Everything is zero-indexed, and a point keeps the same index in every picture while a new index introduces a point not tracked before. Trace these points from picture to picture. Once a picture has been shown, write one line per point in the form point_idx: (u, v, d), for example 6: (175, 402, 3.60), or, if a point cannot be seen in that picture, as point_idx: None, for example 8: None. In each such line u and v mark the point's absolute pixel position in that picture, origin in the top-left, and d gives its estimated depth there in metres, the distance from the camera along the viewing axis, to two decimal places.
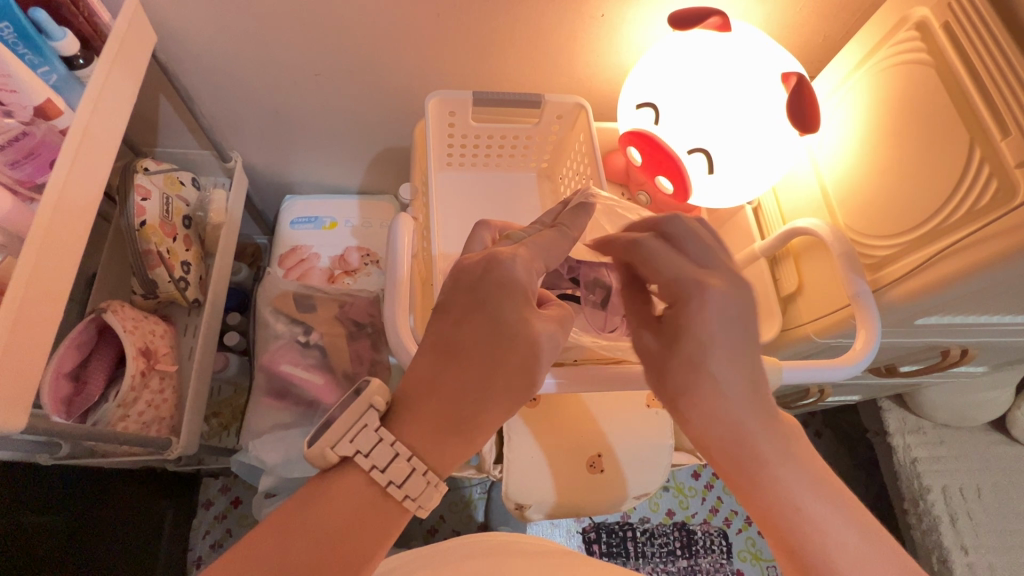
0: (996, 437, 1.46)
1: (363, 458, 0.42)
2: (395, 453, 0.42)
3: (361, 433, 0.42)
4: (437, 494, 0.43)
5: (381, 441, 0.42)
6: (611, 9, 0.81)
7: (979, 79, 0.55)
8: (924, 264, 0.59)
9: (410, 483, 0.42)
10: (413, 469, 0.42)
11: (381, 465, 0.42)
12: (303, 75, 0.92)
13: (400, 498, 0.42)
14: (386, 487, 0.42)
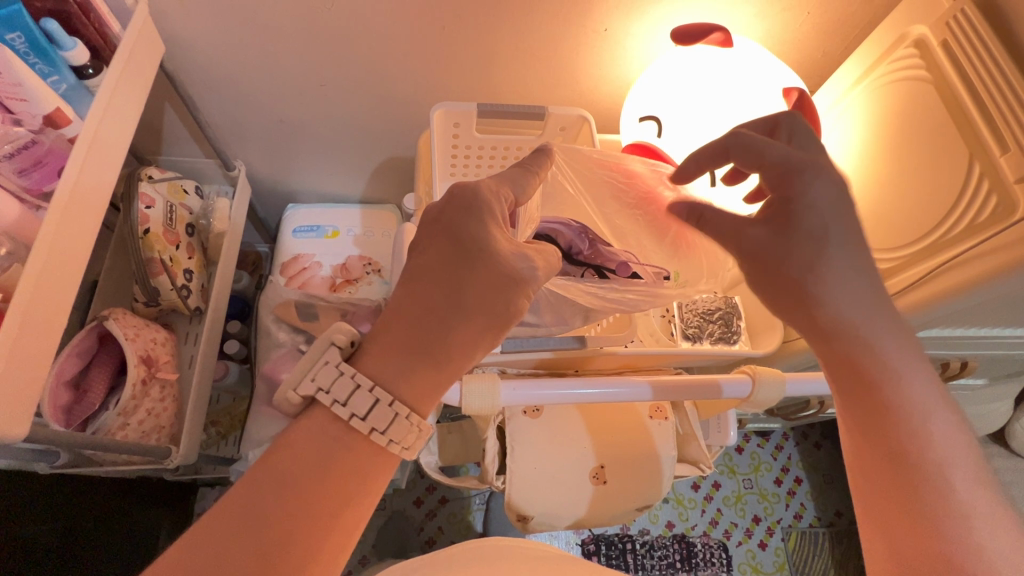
0: (995, 450, 1.46)
1: (325, 395, 0.39)
2: (357, 385, 0.40)
3: (322, 371, 0.40)
4: (409, 428, 0.40)
5: (342, 375, 0.40)
6: (614, 24, 0.83)
7: (978, 95, 0.56)
8: (926, 277, 0.60)
9: (375, 416, 0.39)
10: (377, 401, 0.39)
11: (342, 400, 0.39)
12: (309, 85, 0.93)
13: (366, 431, 0.39)
14: (351, 423, 0.39)
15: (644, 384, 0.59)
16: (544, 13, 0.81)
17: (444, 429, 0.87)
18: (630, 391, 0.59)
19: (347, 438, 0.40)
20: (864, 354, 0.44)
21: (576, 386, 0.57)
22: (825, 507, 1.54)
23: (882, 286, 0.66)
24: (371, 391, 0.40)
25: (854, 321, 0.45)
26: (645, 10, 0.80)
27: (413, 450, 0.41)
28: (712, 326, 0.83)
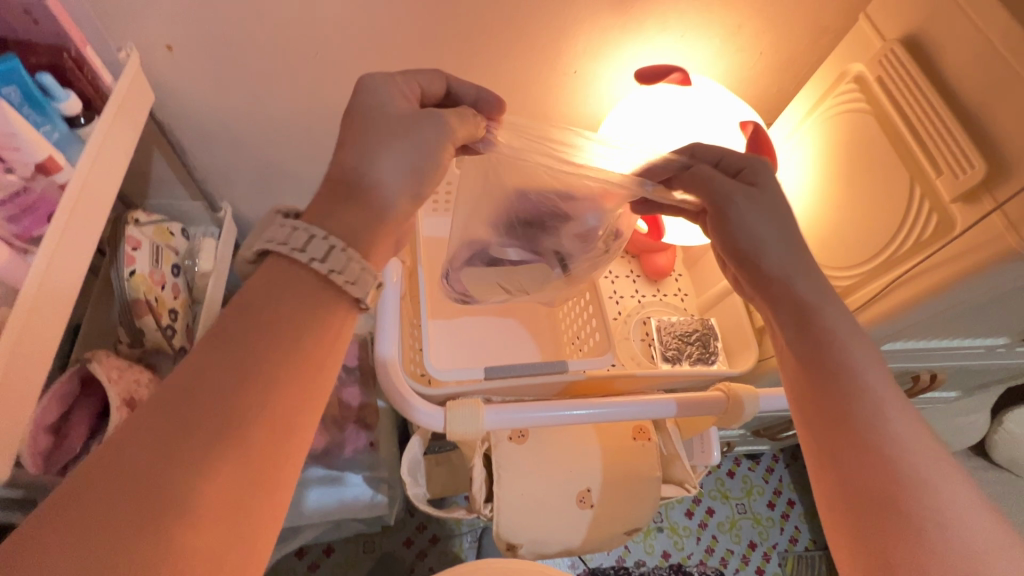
0: (978, 463, 1.49)
1: (280, 245, 0.42)
2: (310, 234, 0.42)
3: (278, 227, 0.43)
4: (361, 264, 0.43)
5: (293, 227, 0.42)
6: (582, 66, 0.88)
7: (912, 124, 0.61)
8: (884, 291, 0.63)
9: (333, 258, 0.42)
10: (332, 246, 0.42)
11: (299, 247, 0.42)
12: (294, 128, 0.97)
13: (326, 273, 0.42)
14: (311, 266, 0.42)
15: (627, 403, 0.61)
16: (516, 58, 0.87)
17: (433, 460, 0.88)
18: (616, 411, 0.61)
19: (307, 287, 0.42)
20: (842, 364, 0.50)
21: (559, 408, 0.59)
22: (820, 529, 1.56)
23: (845, 302, 0.69)
24: (324, 237, 0.42)
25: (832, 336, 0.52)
26: (609, 54, 0.87)
27: (364, 291, 0.44)
28: (690, 347, 0.86)
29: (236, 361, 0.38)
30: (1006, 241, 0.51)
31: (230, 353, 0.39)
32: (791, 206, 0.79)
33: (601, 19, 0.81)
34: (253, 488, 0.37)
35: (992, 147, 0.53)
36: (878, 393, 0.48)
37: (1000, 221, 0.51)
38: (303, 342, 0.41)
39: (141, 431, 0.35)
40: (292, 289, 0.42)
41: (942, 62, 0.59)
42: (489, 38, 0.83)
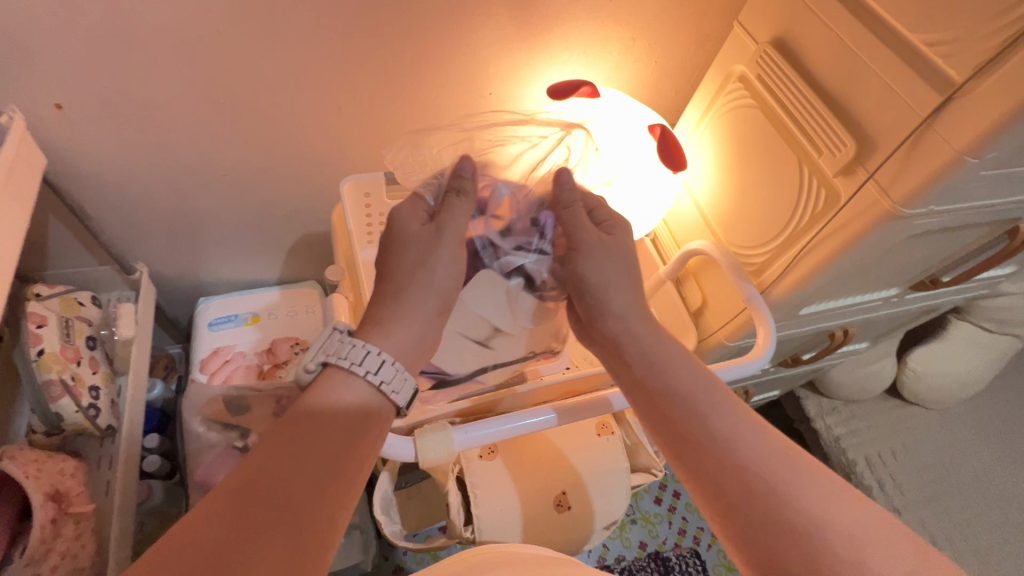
0: (894, 402, 1.66)
1: (343, 360, 0.52)
2: (367, 351, 0.53)
3: (338, 343, 0.53)
4: (407, 381, 0.54)
5: (353, 346, 0.53)
6: (497, 88, 0.92)
7: (790, 113, 0.69)
8: (797, 259, 0.71)
9: (384, 371, 0.52)
10: (385, 361, 0.53)
11: (357, 361, 0.52)
12: (209, 176, 0.93)
13: (378, 383, 0.52)
14: (365, 378, 0.52)
15: (585, 402, 0.63)
16: (431, 85, 0.89)
17: (404, 494, 0.85)
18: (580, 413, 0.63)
19: (364, 394, 0.52)
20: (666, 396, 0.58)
21: (519, 417, 0.60)
22: None
23: (764, 275, 0.77)
24: (381, 353, 0.53)
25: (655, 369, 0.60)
26: (520, 75, 0.91)
27: (405, 399, 0.54)
28: None
29: (311, 450, 0.47)
30: (881, 205, 0.59)
31: (271, 442, 0.46)
32: (704, 195, 0.87)
33: (508, 43, 0.86)
34: (305, 547, 0.42)
35: (857, 126, 0.62)
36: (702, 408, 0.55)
37: (873, 190, 0.60)
38: (351, 430, 0.50)
39: (211, 511, 0.42)
40: (352, 394, 0.52)
41: (804, 59, 0.68)
42: (402, 69, 0.85)
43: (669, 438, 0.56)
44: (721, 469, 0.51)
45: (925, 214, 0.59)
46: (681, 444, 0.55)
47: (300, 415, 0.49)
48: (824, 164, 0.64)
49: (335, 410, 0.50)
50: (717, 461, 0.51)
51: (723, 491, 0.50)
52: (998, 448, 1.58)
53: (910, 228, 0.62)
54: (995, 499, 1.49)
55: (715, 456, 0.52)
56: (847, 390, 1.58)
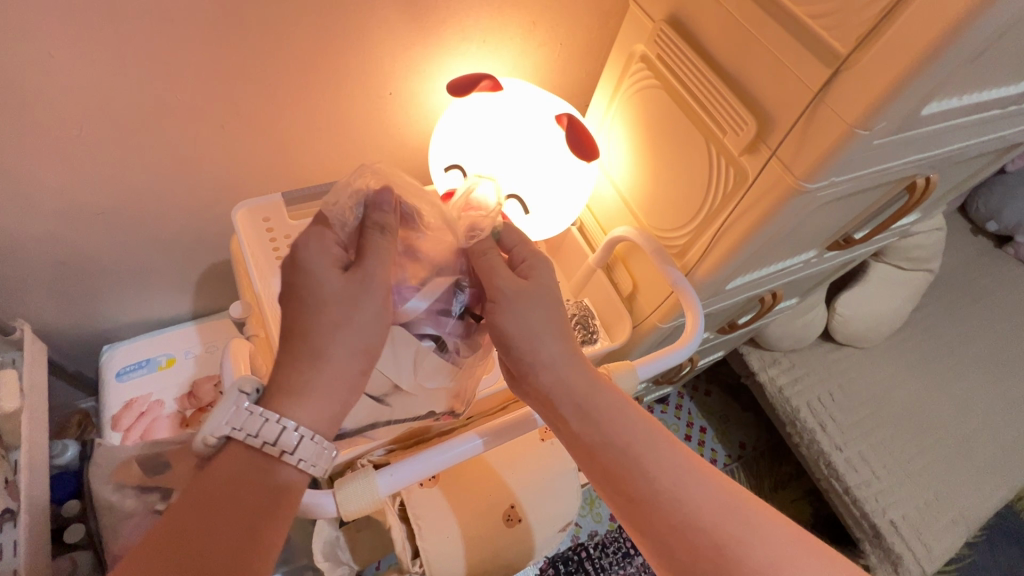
0: (829, 347, 1.75)
1: (253, 437, 0.48)
2: (282, 427, 0.49)
3: (247, 416, 0.49)
4: (326, 454, 0.51)
5: (267, 421, 0.49)
6: (397, 86, 0.86)
7: (692, 92, 0.67)
8: (717, 239, 0.71)
9: (302, 448, 0.49)
10: (301, 437, 0.49)
11: (270, 440, 0.49)
12: (82, 216, 0.82)
13: (293, 461, 0.49)
14: (280, 455, 0.49)
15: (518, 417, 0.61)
16: (323, 92, 0.82)
17: (353, 528, 0.80)
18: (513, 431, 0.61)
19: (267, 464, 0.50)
20: (623, 462, 0.56)
21: (446, 447, 0.57)
22: (731, 443, 1.83)
23: (687, 257, 0.77)
24: (298, 428, 0.49)
25: (604, 430, 0.57)
26: (419, 71, 0.85)
27: (325, 469, 0.52)
28: (574, 332, 0.88)
29: (207, 540, 0.46)
30: (787, 180, 0.59)
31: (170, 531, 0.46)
32: (623, 180, 0.85)
33: (400, 39, 0.80)
34: None
35: (756, 102, 0.60)
36: (660, 474, 0.55)
37: (778, 167, 0.59)
38: (258, 512, 0.48)
39: None
40: (267, 465, 0.50)
41: (700, 35, 0.66)
42: (286, 77, 0.78)
43: (624, 506, 0.56)
44: (683, 545, 0.52)
45: (828, 185, 0.59)
46: (638, 515, 0.54)
47: (203, 489, 0.48)
48: (731, 142, 0.63)
49: (243, 482, 0.49)
50: (682, 529, 0.52)
51: (670, 551, 0.52)
52: (921, 376, 1.70)
53: (816, 200, 0.62)
54: (924, 423, 1.61)
55: (676, 530, 0.52)
56: (785, 342, 1.65)
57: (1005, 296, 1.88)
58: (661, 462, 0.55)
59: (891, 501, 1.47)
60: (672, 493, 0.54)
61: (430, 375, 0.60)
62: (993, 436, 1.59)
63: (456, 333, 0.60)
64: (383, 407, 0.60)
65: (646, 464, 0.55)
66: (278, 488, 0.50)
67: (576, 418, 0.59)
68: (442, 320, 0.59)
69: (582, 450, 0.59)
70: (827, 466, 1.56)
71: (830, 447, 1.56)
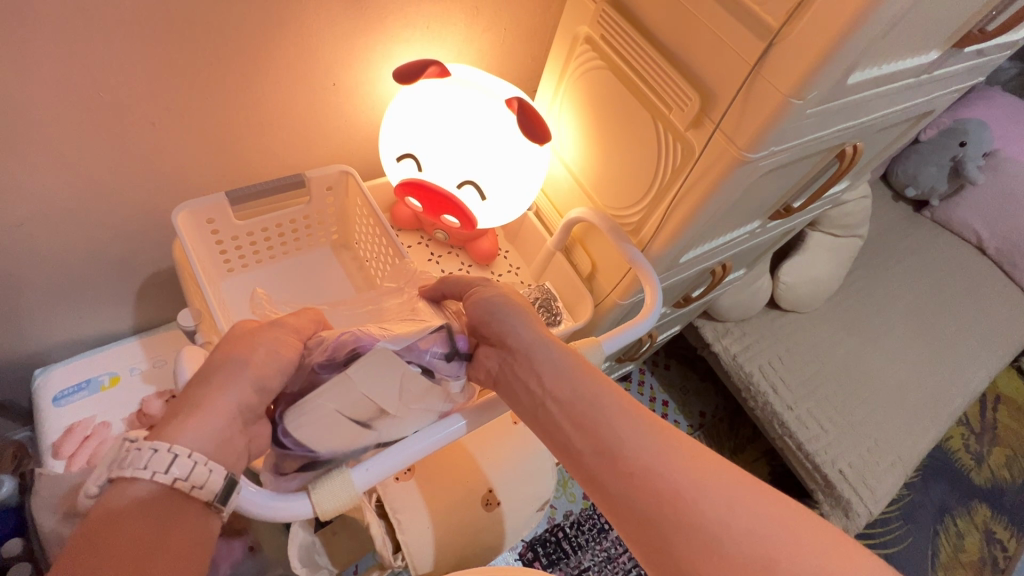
0: (775, 313, 1.85)
1: (122, 468, 0.45)
2: (155, 449, 0.46)
3: (122, 451, 0.46)
4: (211, 476, 0.47)
5: (136, 449, 0.46)
6: (340, 77, 0.84)
7: (637, 70, 0.69)
8: (669, 213, 0.73)
9: (178, 466, 0.46)
10: (177, 456, 0.46)
11: (139, 465, 0.45)
12: (2, 231, 0.76)
13: (171, 482, 0.45)
14: (153, 479, 0.45)
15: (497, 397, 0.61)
16: (261, 87, 0.79)
17: (329, 531, 0.78)
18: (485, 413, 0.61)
19: (142, 498, 0.45)
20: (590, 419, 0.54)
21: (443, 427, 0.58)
22: (692, 413, 1.91)
23: (642, 233, 0.79)
24: (170, 446, 0.46)
25: (571, 390, 0.56)
26: (361, 60, 0.83)
27: (214, 492, 0.48)
28: (538, 315, 0.89)
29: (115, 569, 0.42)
30: (731, 152, 0.61)
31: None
32: (575, 162, 0.86)
33: (339, 27, 0.77)
34: None
35: (698, 79, 0.63)
36: (624, 430, 0.53)
37: (723, 140, 0.62)
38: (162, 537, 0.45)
39: None
40: (146, 497, 0.45)
41: (641, 15, 0.67)
42: (219, 70, 0.74)
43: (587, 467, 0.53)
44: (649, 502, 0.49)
45: (770, 154, 0.62)
46: (604, 472, 0.52)
47: (95, 527, 0.43)
48: (678, 118, 0.65)
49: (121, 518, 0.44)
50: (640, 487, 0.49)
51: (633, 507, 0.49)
52: (858, 334, 1.83)
53: (760, 168, 0.65)
54: (862, 378, 1.73)
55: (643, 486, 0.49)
56: (736, 312, 1.73)
57: (924, 255, 2.05)
58: (626, 420, 0.53)
59: (838, 451, 1.59)
60: (636, 453, 0.51)
61: (432, 398, 0.59)
62: (921, 384, 1.74)
63: (452, 369, 0.61)
64: (369, 432, 0.55)
65: (611, 424, 0.53)
66: (177, 511, 0.47)
67: (548, 381, 0.57)
68: (439, 356, 0.60)
69: (549, 413, 0.57)
70: (780, 425, 1.66)
71: (781, 407, 1.66)
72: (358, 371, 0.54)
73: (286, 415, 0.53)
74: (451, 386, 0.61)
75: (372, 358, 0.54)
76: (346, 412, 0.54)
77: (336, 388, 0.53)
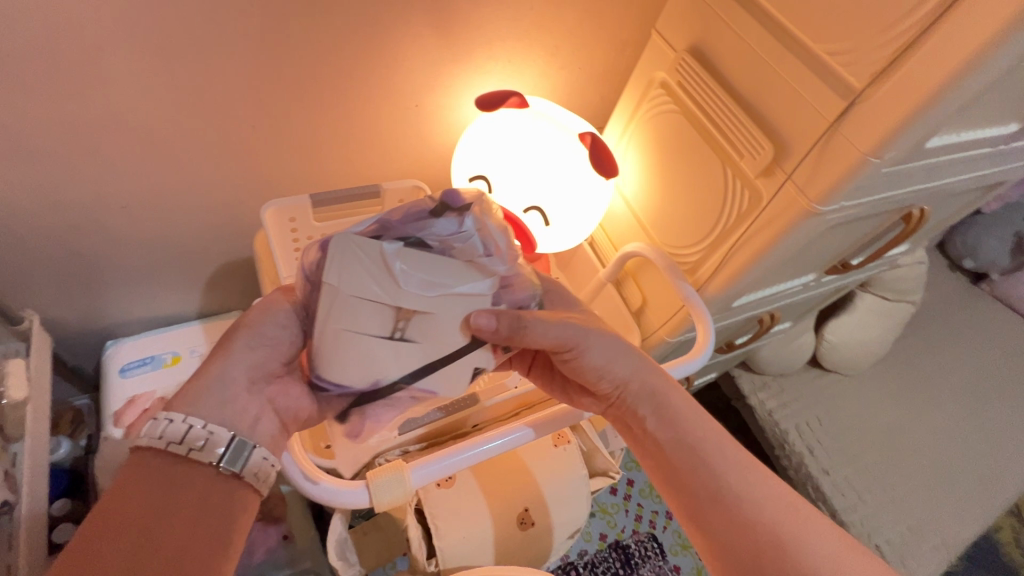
0: (816, 372, 1.80)
1: (157, 440, 0.45)
2: (189, 425, 0.46)
3: (154, 423, 0.46)
4: (224, 449, 0.47)
5: (173, 422, 0.46)
6: (425, 99, 0.90)
7: (710, 117, 0.71)
8: (728, 257, 0.75)
9: (211, 445, 0.46)
10: (190, 427, 0.46)
11: (176, 439, 0.46)
12: (107, 208, 0.83)
13: (206, 459, 0.46)
14: (169, 450, 0.45)
15: (551, 329, 0.56)
16: (353, 102, 0.85)
17: (360, 531, 0.81)
18: (543, 333, 0.55)
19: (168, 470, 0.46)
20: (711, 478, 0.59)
21: (481, 442, 0.59)
22: None
23: (699, 273, 0.80)
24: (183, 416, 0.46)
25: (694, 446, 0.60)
26: (445, 86, 0.89)
27: (251, 470, 0.48)
28: None
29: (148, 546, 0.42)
30: (800, 202, 0.63)
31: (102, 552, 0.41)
32: (636, 196, 0.89)
33: (431, 54, 0.83)
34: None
35: (772, 129, 0.65)
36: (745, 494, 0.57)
37: (793, 190, 0.63)
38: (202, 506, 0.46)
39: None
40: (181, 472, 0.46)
41: (719, 65, 0.71)
42: (319, 83, 0.80)
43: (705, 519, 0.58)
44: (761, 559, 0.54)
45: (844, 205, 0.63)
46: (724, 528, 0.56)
47: (124, 499, 0.44)
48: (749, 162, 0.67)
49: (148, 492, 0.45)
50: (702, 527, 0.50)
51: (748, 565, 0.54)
52: (904, 404, 1.75)
53: (834, 216, 0.66)
54: (906, 450, 1.65)
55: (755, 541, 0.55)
56: (776, 366, 1.69)
57: (981, 329, 1.96)
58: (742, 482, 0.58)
59: (876, 524, 1.51)
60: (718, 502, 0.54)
61: (450, 274, 0.51)
62: (970, 464, 1.64)
63: (451, 231, 0.52)
64: (404, 343, 0.51)
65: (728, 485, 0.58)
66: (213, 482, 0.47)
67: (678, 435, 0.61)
68: (426, 218, 0.52)
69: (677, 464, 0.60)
70: (814, 490, 1.60)
71: (817, 470, 1.60)
72: (332, 275, 0.48)
73: (313, 362, 0.50)
74: (469, 248, 0.52)
75: (349, 265, 0.48)
76: (368, 328, 0.49)
77: (333, 311, 0.48)
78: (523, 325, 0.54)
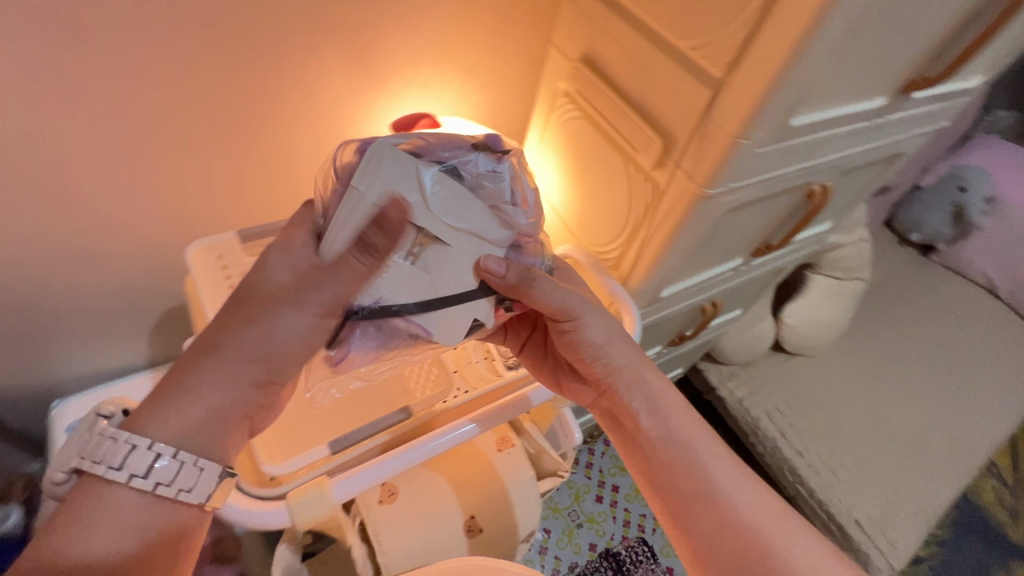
0: (778, 355, 1.85)
1: (92, 463, 0.44)
2: (130, 447, 0.44)
3: (92, 438, 0.45)
4: (163, 480, 0.45)
5: (111, 443, 0.44)
6: (347, 129, 0.92)
7: (607, 117, 0.76)
8: (643, 247, 0.78)
9: (156, 471, 0.45)
10: (133, 446, 0.44)
11: (114, 463, 0.44)
12: (33, 269, 0.83)
13: (151, 487, 0.44)
14: (107, 476, 0.43)
15: (552, 291, 0.56)
16: (274, 139, 0.88)
17: (315, 560, 0.80)
18: (543, 292, 0.55)
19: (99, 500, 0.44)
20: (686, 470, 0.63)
21: (431, 439, 0.61)
22: None
23: (622, 266, 0.83)
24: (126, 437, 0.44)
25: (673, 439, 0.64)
26: (364, 115, 0.92)
27: (202, 492, 0.47)
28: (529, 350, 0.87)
29: None
30: (692, 188, 0.67)
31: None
32: (558, 201, 0.92)
33: (351, 83, 0.86)
34: None
35: (658, 122, 0.69)
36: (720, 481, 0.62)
37: (684, 176, 0.67)
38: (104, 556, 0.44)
39: None
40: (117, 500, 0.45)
41: (608, 69, 0.75)
42: (236, 124, 0.82)
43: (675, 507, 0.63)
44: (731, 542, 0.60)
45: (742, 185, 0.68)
46: (692, 517, 0.62)
47: (66, 526, 0.43)
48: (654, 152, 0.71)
49: (86, 518, 0.43)
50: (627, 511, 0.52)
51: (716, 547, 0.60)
52: (866, 378, 1.80)
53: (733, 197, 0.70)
54: (874, 423, 1.68)
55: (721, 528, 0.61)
56: (738, 353, 1.73)
57: (930, 297, 2.04)
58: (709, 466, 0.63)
59: (854, 500, 1.52)
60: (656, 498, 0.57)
61: (478, 210, 0.51)
62: (937, 428, 1.68)
63: (487, 169, 0.53)
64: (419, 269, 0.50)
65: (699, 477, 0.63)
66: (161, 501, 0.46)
67: (660, 429, 0.65)
68: (466, 150, 0.52)
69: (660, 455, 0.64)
70: (791, 471, 1.62)
71: (790, 453, 1.63)
72: (363, 182, 0.47)
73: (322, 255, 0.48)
74: (498, 188, 0.53)
75: (388, 166, 0.47)
76: None
77: (356, 213, 0.47)
78: (532, 277, 0.54)
